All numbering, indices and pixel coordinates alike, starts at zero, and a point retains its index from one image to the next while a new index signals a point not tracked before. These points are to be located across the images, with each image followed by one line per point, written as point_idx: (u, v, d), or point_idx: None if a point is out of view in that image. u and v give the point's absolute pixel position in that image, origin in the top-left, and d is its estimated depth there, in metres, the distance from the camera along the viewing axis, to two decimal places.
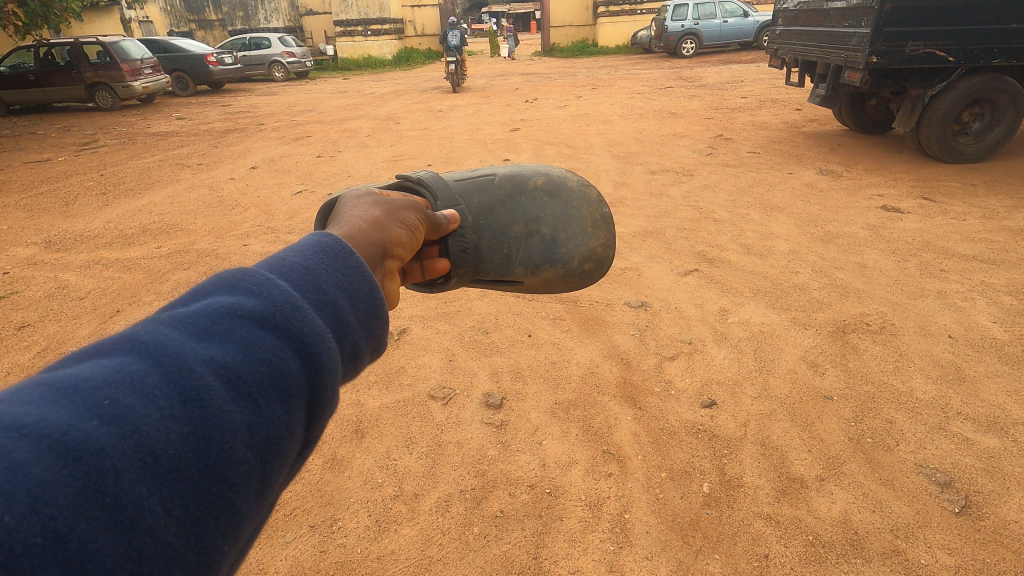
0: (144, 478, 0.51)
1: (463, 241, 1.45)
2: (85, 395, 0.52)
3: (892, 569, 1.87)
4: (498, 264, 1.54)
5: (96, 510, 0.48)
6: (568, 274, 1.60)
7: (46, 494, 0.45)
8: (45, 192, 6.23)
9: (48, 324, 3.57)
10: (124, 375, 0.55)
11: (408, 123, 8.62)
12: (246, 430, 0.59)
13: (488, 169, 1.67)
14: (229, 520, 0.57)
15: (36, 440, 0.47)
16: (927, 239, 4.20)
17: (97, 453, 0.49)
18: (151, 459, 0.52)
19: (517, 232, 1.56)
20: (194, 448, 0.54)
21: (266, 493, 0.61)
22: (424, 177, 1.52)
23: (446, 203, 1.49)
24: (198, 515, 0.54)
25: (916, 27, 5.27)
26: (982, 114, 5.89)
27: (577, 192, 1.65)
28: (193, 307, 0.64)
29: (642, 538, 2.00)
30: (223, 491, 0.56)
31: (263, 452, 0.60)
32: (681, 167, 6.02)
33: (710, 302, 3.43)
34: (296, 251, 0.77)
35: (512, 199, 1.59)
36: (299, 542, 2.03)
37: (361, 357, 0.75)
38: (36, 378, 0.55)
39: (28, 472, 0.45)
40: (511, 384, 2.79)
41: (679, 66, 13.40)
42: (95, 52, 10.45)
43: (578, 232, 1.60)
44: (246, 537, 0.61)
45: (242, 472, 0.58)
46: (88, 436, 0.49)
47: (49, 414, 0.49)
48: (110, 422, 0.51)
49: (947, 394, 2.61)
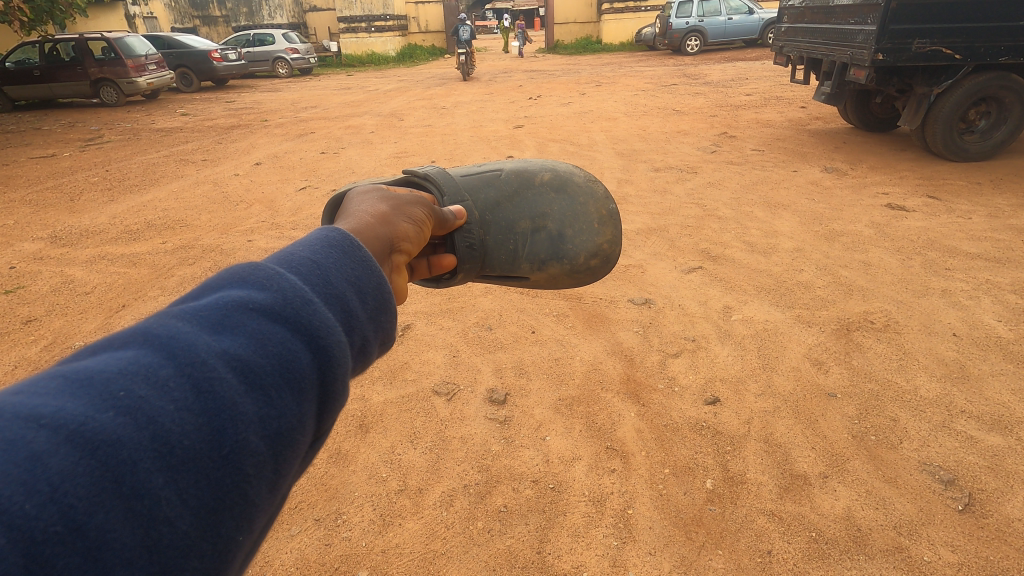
0: (160, 469, 0.52)
1: (469, 237, 1.44)
2: (101, 387, 0.53)
3: (894, 566, 1.87)
4: (505, 260, 1.54)
5: (114, 499, 0.48)
6: (573, 270, 1.61)
7: (65, 484, 0.46)
8: (51, 188, 6.25)
9: (54, 319, 3.59)
10: (138, 367, 0.55)
11: (412, 120, 8.61)
12: (259, 422, 0.59)
13: (494, 164, 1.67)
14: (243, 511, 0.57)
15: (53, 430, 0.48)
16: (932, 237, 4.19)
17: (114, 444, 0.50)
18: (166, 450, 0.52)
19: (523, 227, 1.56)
20: (208, 439, 0.55)
21: (279, 484, 0.62)
22: (431, 172, 1.48)
23: (453, 198, 1.47)
24: (213, 506, 0.55)
25: (922, 24, 5.25)
26: (988, 112, 5.88)
27: (583, 187, 1.67)
28: (205, 301, 0.65)
29: (645, 534, 2.01)
30: (236, 482, 0.57)
31: (276, 444, 0.60)
32: (685, 164, 6.01)
33: (714, 299, 3.44)
34: (304, 246, 0.77)
35: (518, 194, 1.60)
36: (304, 535, 2.04)
37: (370, 350, 0.76)
38: (53, 371, 0.56)
39: (47, 461, 0.46)
40: (515, 380, 2.80)
41: (683, 63, 13.32)
42: (100, 48, 10.37)
43: (584, 229, 1.61)
44: (260, 528, 0.61)
45: (255, 464, 0.58)
46: (104, 427, 0.50)
47: (65, 405, 0.50)
48: (126, 413, 0.52)
49: (951, 393, 2.61)
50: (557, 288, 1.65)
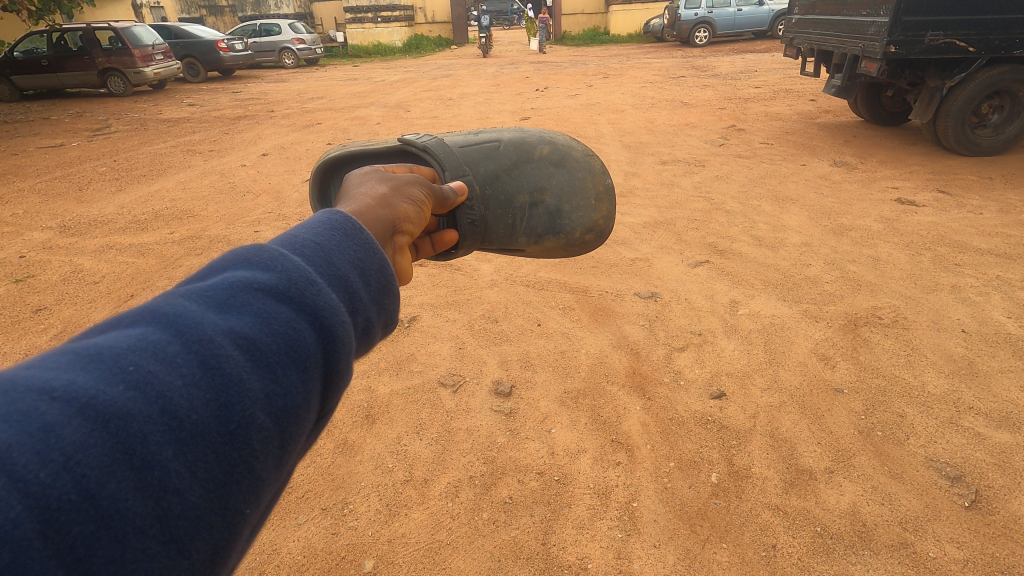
0: (170, 442, 0.52)
1: (472, 213, 1.44)
2: (111, 361, 0.53)
3: (901, 562, 1.87)
4: (504, 234, 1.56)
5: (126, 469, 0.49)
6: (568, 244, 1.65)
7: (77, 454, 0.47)
8: (59, 177, 6.28)
9: (64, 308, 3.62)
10: (146, 344, 0.55)
11: (418, 111, 8.58)
12: (264, 399, 0.59)
13: (491, 133, 1.64)
14: (250, 485, 0.57)
15: (67, 403, 0.49)
16: (942, 233, 4.15)
17: (124, 417, 0.50)
18: (175, 423, 0.53)
19: (522, 202, 1.58)
20: (216, 414, 0.55)
21: (285, 460, 0.62)
22: (429, 144, 1.46)
23: (455, 172, 1.46)
24: (221, 480, 0.55)
25: (935, 16, 5.19)
26: (1001, 106, 5.83)
27: (581, 162, 1.68)
28: (211, 282, 0.65)
29: (650, 526, 2.02)
30: (244, 456, 0.57)
31: (282, 420, 0.61)
32: (692, 157, 5.98)
33: (721, 293, 3.42)
34: (307, 228, 0.77)
35: (517, 167, 1.60)
36: (311, 524, 2.06)
37: (373, 332, 0.76)
38: (66, 346, 0.57)
39: (61, 432, 0.47)
40: (521, 372, 2.80)
41: (691, 55, 13.22)
42: (107, 38, 10.58)
43: (580, 205, 1.64)
44: (267, 502, 0.61)
45: (262, 439, 0.58)
46: (115, 401, 0.50)
47: (77, 378, 0.51)
48: (135, 388, 0.52)
49: (960, 389, 2.60)
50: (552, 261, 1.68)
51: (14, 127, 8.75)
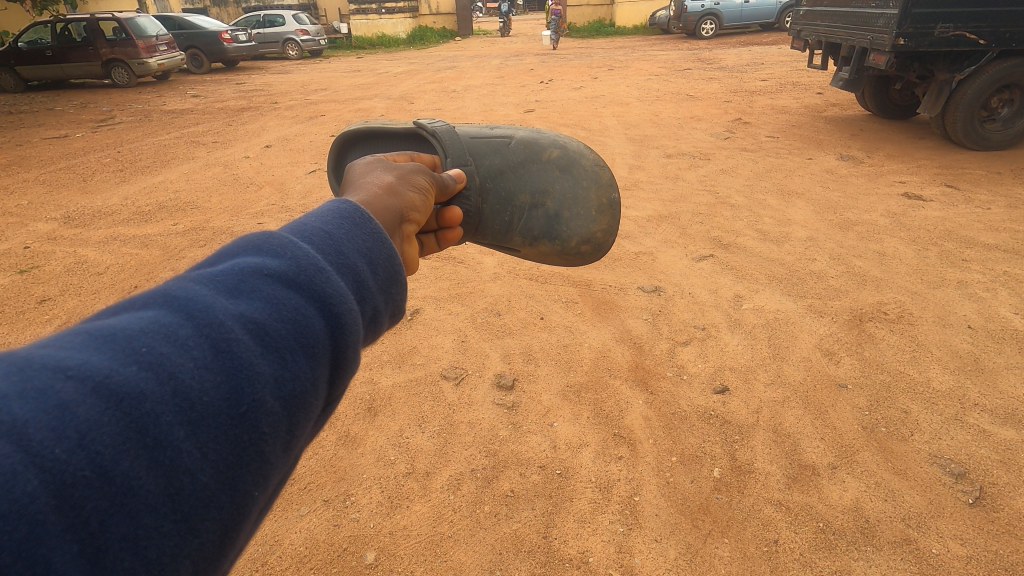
0: (182, 423, 0.51)
1: (467, 203, 1.45)
2: (124, 342, 0.52)
3: (903, 558, 1.86)
4: (497, 230, 1.56)
5: (137, 449, 0.48)
6: (565, 252, 1.60)
7: (91, 432, 0.46)
8: (63, 169, 6.27)
9: (68, 299, 3.62)
10: (159, 326, 0.55)
11: (422, 102, 8.53)
12: (274, 383, 0.58)
13: (506, 130, 1.64)
14: (259, 467, 0.57)
15: (80, 381, 0.48)
16: (949, 228, 4.11)
17: (138, 396, 0.49)
18: (187, 405, 0.52)
19: (522, 201, 1.57)
20: (226, 397, 0.54)
21: (294, 445, 0.61)
22: (437, 129, 1.48)
23: (455, 160, 1.47)
24: (231, 461, 0.54)
25: (944, 8, 5.11)
26: (1012, 100, 5.75)
27: (589, 170, 1.62)
28: (221, 267, 0.64)
29: (651, 520, 2.01)
30: (253, 440, 0.56)
31: (291, 405, 0.60)
32: (698, 150, 5.94)
33: (724, 288, 3.41)
34: (316, 217, 0.76)
35: (522, 166, 1.59)
36: (313, 516, 2.06)
37: (381, 321, 0.75)
38: (78, 327, 0.56)
39: (74, 410, 0.46)
40: (523, 365, 2.80)
41: (698, 48, 13.12)
42: (110, 28, 10.53)
43: (581, 214, 1.59)
44: (274, 486, 0.61)
45: (271, 423, 0.57)
46: (129, 381, 0.50)
47: (90, 358, 0.50)
48: (148, 368, 0.51)
49: (965, 385, 2.59)
50: (547, 265, 1.65)
51: (19, 119, 8.73)
